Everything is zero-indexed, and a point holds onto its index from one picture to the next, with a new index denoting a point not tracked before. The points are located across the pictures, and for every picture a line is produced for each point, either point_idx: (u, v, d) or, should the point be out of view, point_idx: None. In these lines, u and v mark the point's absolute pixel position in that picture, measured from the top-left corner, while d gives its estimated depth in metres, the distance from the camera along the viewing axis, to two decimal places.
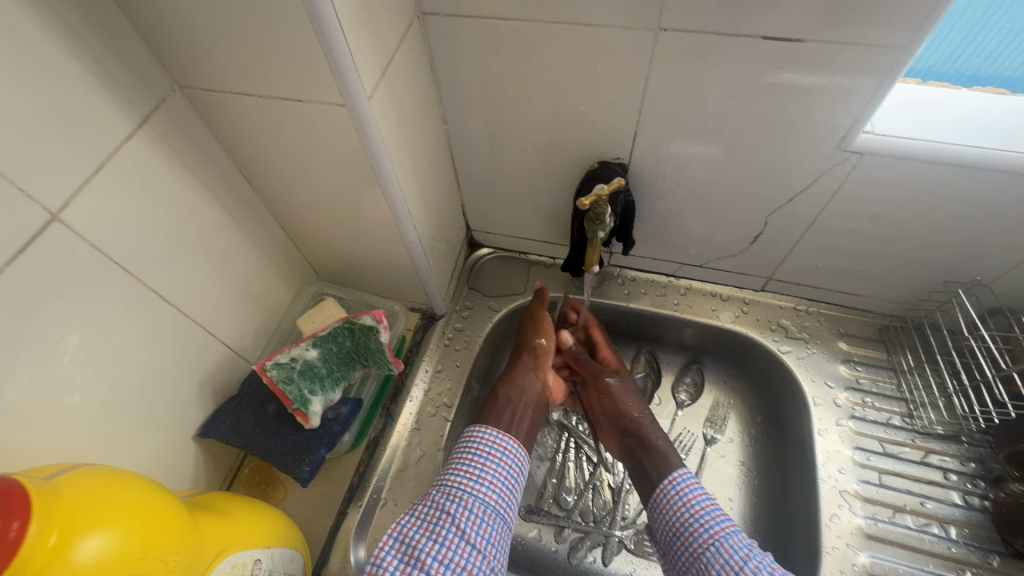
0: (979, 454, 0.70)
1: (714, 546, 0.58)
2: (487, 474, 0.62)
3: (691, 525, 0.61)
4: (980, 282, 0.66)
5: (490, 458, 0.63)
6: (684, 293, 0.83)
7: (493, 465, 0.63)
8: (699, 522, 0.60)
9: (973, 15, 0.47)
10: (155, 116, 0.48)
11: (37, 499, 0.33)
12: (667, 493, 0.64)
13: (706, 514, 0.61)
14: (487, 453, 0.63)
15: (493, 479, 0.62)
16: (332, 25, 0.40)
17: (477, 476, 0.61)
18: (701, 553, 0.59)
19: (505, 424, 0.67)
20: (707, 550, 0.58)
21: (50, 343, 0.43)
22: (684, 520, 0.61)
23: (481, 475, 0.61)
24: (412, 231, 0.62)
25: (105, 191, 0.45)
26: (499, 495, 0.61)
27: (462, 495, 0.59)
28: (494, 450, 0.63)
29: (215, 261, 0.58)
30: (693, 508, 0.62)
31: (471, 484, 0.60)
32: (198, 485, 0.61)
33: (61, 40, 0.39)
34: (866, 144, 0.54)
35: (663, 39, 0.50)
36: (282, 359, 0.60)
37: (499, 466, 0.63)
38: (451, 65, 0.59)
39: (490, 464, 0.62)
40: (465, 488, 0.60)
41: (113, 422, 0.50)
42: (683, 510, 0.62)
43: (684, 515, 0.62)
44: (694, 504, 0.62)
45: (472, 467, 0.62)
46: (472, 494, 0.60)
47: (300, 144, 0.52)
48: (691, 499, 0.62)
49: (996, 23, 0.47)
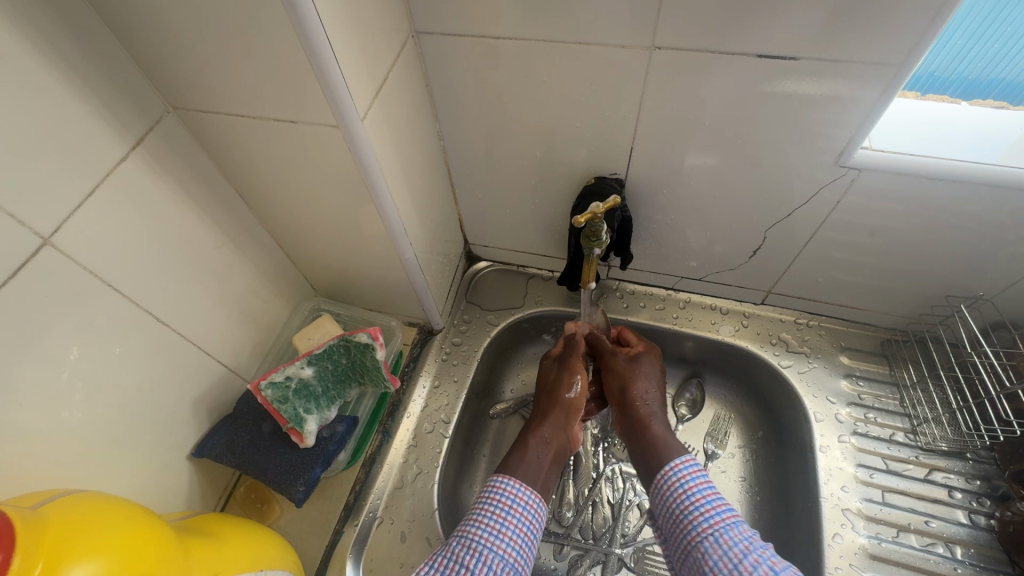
0: (985, 472, 0.69)
1: (713, 536, 0.56)
2: (508, 528, 0.58)
3: (691, 513, 0.59)
4: (982, 296, 0.65)
5: (512, 513, 0.59)
6: (683, 306, 0.82)
7: (515, 520, 0.59)
8: (699, 511, 0.59)
9: (975, 20, 0.46)
10: (150, 138, 0.48)
11: (22, 532, 0.33)
12: (669, 479, 0.62)
13: (707, 502, 0.59)
14: (509, 506, 0.60)
15: (513, 535, 0.58)
16: (324, 49, 0.40)
17: (498, 530, 0.58)
18: (700, 541, 0.57)
19: (526, 469, 0.64)
20: (706, 539, 0.57)
21: (45, 365, 0.44)
22: (684, 507, 0.60)
23: (502, 530, 0.58)
24: (407, 247, 0.62)
25: (99, 215, 0.45)
26: (518, 551, 0.57)
27: (482, 549, 0.55)
28: (515, 505, 0.60)
29: (211, 279, 0.58)
30: (694, 496, 0.60)
31: (491, 538, 0.57)
32: (192, 506, 0.60)
33: (53, 65, 0.39)
34: (863, 160, 0.54)
35: (657, 56, 0.50)
36: (277, 378, 0.60)
37: (520, 521, 0.59)
38: (447, 83, 0.60)
39: (511, 518, 0.59)
40: (486, 542, 0.56)
41: (106, 443, 0.50)
42: (683, 498, 0.60)
43: (685, 503, 0.60)
44: (696, 492, 0.60)
45: (493, 520, 0.58)
46: (492, 549, 0.56)
47: (294, 163, 0.52)
48: (693, 487, 0.61)
49: (997, 30, 0.46)
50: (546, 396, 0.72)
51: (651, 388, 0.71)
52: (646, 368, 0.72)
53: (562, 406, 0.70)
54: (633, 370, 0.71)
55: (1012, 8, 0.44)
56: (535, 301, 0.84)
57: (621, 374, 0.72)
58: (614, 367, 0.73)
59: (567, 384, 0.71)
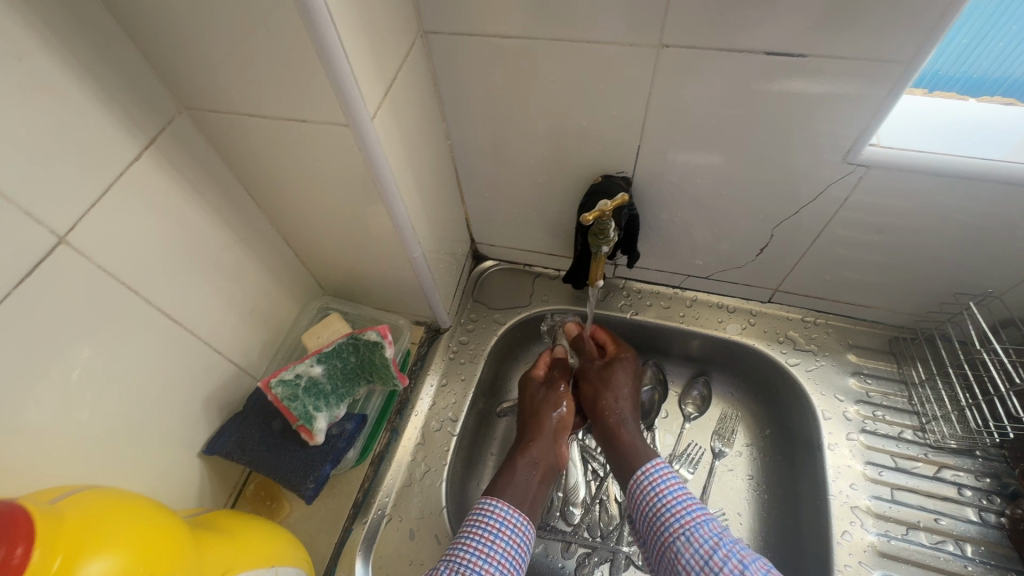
0: (994, 469, 0.68)
1: (684, 535, 0.58)
2: (497, 552, 0.58)
3: (663, 515, 0.60)
4: (991, 293, 0.65)
5: (500, 535, 0.60)
6: (690, 305, 0.82)
7: (503, 543, 0.59)
8: (671, 512, 0.60)
9: (977, 21, 0.46)
10: (161, 138, 0.48)
11: (40, 525, 0.33)
12: (641, 484, 0.63)
13: (678, 503, 0.60)
14: (497, 529, 0.60)
15: (501, 558, 0.58)
16: (335, 49, 0.40)
17: (486, 554, 0.58)
18: (672, 542, 0.58)
19: (514, 491, 0.64)
20: (678, 538, 0.58)
21: (61, 362, 0.44)
22: (657, 509, 0.61)
23: (491, 554, 0.58)
24: (415, 246, 0.63)
25: (112, 214, 0.45)
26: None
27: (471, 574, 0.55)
28: (503, 527, 0.60)
29: (221, 278, 0.59)
30: (666, 498, 0.61)
31: (479, 562, 0.57)
32: (203, 503, 0.61)
33: (68, 66, 0.40)
34: (871, 157, 0.54)
35: (665, 55, 0.51)
36: (287, 376, 0.60)
37: (508, 544, 0.59)
38: (454, 82, 0.60)
39: (499, 541, 0.59)
40: (474, 566, 0.56)
41: (119, 441, 0.50)
42: (654, 501, 0.62)
43: (657, 505, 0.61)
44: (667, 494, 0.62)
45: (482, 544, 0.58)
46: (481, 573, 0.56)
47: (303, 162, 0.52)
48: (664, 490, 0.62)
49: (1000, 30, 0.46)
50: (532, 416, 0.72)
51: (624, 393, 0.71)
52: (620, 376, 0.72)
53: (550, 426, 0.71)
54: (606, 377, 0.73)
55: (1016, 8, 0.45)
56: (542, 300, 0.84)
57: (594, 384, 0.73)
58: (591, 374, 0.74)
59: (553, 404, 0.72)
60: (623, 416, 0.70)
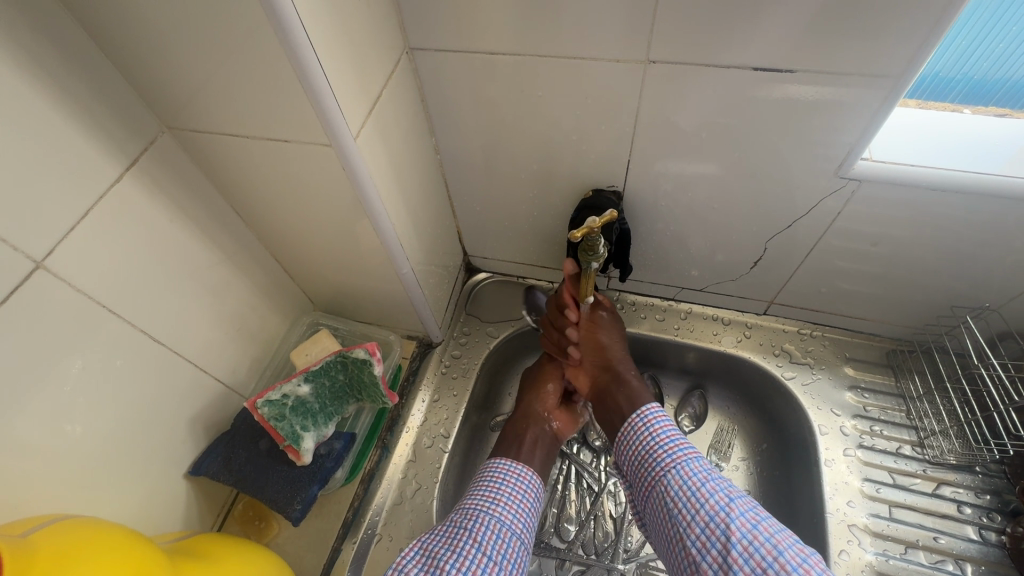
0: (995, 486, 0.67)
1: (674, 470, 0.60)
2: (503, 495, 0.63)
3: (655, 452, 0.62)
4: (988, 307, 0.64)
5: (505, 482, 0.64)
6: (685, 317, 0.81)
7: (509, 488, 0.63)
8: (663, 448, 0.62)
9: (975, 25, 0.45)
10: (144, 159, 0.48)
11: (10, 556, 0.32)
12: (636, 426, 0.65)
13: (670, 441, 0.62)
14: (503, 478, 0.65)
15: (509, 500, 0.62)
16: (314, 69, 0.40)
17: (493, 497, 0.62)
18: (662, 476, 0.60)
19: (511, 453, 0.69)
20: (669, 472, 0.60)
21: (45, 385, 0.44)
22: (650, 448, 0.63)
23: (497, 496, 0.62)
24: (403, 262, 0.62)
25: (93, 237, 0.45)
26: (515, 516, 0.61)
27: (479, 513, 0.60)
28: (508, 476, 0.65)
29: (208, 297, 0.58)
30: (657, 436, 0.63)
31: (488, 504, 0.61)
32: (189, 525, 0.60)
33: (46, 90, 0.39)
34: (864, 171, 0.53)
35: (652, 70, 0.50)
36: (273, 396, 0.59)
37: (514, 490, 0.64)
38: (442, 97, 0.60)
39: (505, 487, 0.63)
40: (483, 507, 0.61)
41: (101, 464, 0.50)
42: (648, 440, 0.63)
43: (649, 443, 0.63)
44: (660, 432, 0.63)
45: (489, 490, 0.63)
46: (489, 512, 0.60)
47: (289, 182, 0.52)
48: (657, 428, 0.63)
49: (1002, 28, 0.45)
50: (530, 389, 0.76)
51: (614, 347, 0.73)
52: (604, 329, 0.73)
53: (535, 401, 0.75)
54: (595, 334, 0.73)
55: (1011, 12, 0.44)
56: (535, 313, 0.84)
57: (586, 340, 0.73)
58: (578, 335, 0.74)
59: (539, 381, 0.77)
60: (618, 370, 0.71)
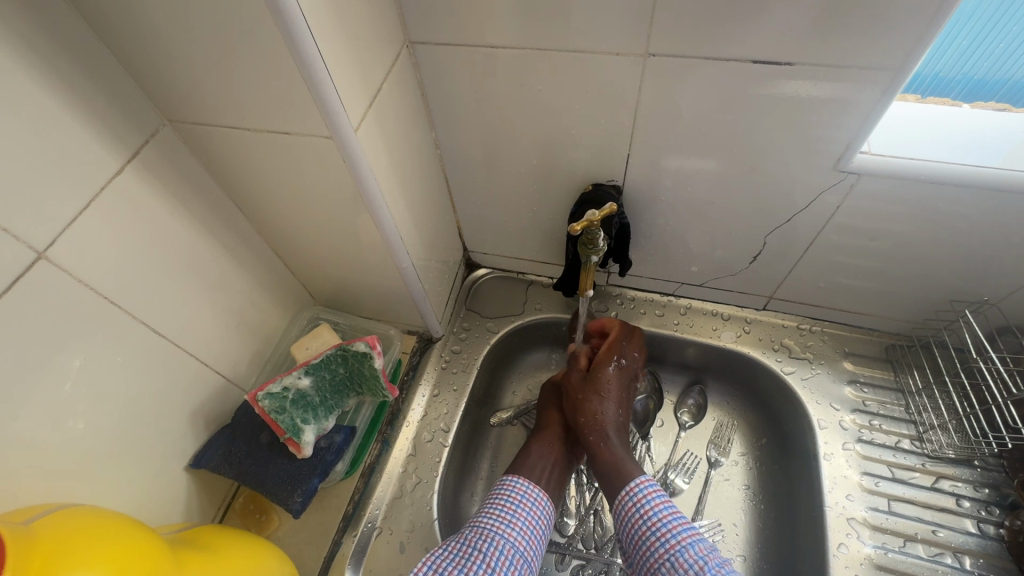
0: (993, 479, 0.67)
1: (669, 561, 0.57)
2: (517, 519, 0.62)
3: (649, 539, 0.59)
4: (987, 301, 0.64)
5: (520, 506, 0.64)
6: (684, 312, 0.82)
7: (524, 512, 0.63)
8: (656, 535, 0.59)
9: (979, 22, 0.45)
10: (146, 151, 0.48)
11: (12, 546, 0.33)
12: (625, 505, 0.62)
13: (663, 527, 0.59)
14: (520, 501, 0.64)
15: (523, 526, 0.62)
16: (316, 63, 0.40)
17: (509, 520, 0.62)
18: (657, 568, 0.58)
19: (536, 472, 0.68)
20: (663, 564, 0.57)
21: (46, 376, 0.44)
22: (641, 533, 0.60)
23: (513, 520, 0.62)
24: (404, 257, 0.62)
25: (94, 228, 0.45)
26: (527, 542, 0.61)
27: (494, 535, 0.60)
28: (525, 499, 0.64)
29: (208, 290, 0.58)
30: (650, 521, 0.60)
31: (503, 526, 0.61)
32: (190, 518, 0.60)
33: (49, 82, 0.39)
34: (863, 164, 0.53)
35: (651, 63, 0.50)
36: (274, 389, 0.59)
37: (529, 514, 0.63)
38: (442, 91, 0.60)
39: (520, 510, 0.63)
40: (498, 529, 0.60)
41: (102, 455, 0.50)
42: (640, 523, 0.60)
43: (641, 528, 0.60)
44: (651, 516, 0.60)
45: (505, 511, 0.63)
46: (504, 536, 0.60)
47: (289, 174, 0.52)
48: (648, 511, 0.61)
49: (1003, 30, 0.45)
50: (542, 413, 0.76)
51: (607, 410, 0.70)
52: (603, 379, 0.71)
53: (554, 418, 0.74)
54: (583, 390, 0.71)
55: (1016, 9, 0.44)
56: (534, 308, 0.84)
57: (575, 394, 0.72)
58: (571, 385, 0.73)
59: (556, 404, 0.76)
60: (605, 431, 0.68)
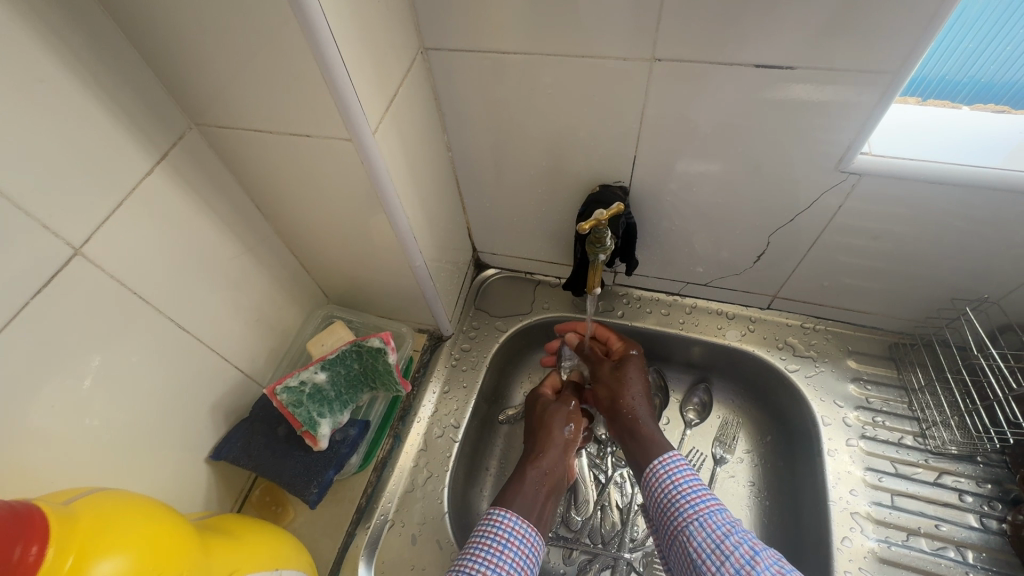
0: (996, 475, 0.68)
1: (697, 521, 0.59)
2: (505, 561, 0.58)
3: (677, 502, 0.61)
4: (988, 299, 0.65)
5: (509, 546, 0.59)
6: (689, 311, 0.83)
7: (511, 552, 0.59)
8: (685, 499, 0.61)
9: (984, 26, 0.47)
10: (173, 152, 0.50)
11: (54, 524, 0.34)
12: (656, 473, 0.64)
13: (692, 492, 0.61)
14: (507, 540, 0.59)
15: (510, 568, 0.58)
16: (338, 69, 0.42)
17: (495, 563, 0.57)
18: (684, 526, 0.59)
19: (529, 505, 0.64)
20: (691, 524, 0.59)
21: (78, 367, 0.46)
22: (671, 496, 0.62)
23: (499, 563, 0.57)
24: (417, 255, 0.64)
25: (125, 226, 0.47)
26: None
27: None
28: (513, 537, 0.60)
29: (229, 287, 0.60)
30: (680, 487, 0.62)
31: (488, 571, 0.56)
32: (210, 508, 0.62)
33: (85, 86, 0.42)
34: (863, 165, 0.55)
35: (658, 68, 0.52)
36: (291, 383, 0.61)
37: (517, 554, 0.59)
38: (455, 96, 0.62)
39: (508, 551, 0.59)
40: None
41: (130, 445, 0.52)
42: (669, 489, 0.62)
43: (671, 493, 0.62)
44: (681, 482, 0.62)
45: (490, 552, 0.58)
46: None
47: (308, 177, 0.54)
48: (678, 478, 0.63)
49: (1011, 33, 0.46)
50: (541, 428, 0.73)
51: (638, 392, 0.72)
52: (631, 373, 0.73)
53: (559, 438, 0.71)
54: (619, 376, 0.73)
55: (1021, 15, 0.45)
56: (542, 307, 0.86)
57: (609, 383, 0.73)
58: (602, 376, 0.75)
59: (564, 419, 0.73)
60: (639, 411, 0.70)
